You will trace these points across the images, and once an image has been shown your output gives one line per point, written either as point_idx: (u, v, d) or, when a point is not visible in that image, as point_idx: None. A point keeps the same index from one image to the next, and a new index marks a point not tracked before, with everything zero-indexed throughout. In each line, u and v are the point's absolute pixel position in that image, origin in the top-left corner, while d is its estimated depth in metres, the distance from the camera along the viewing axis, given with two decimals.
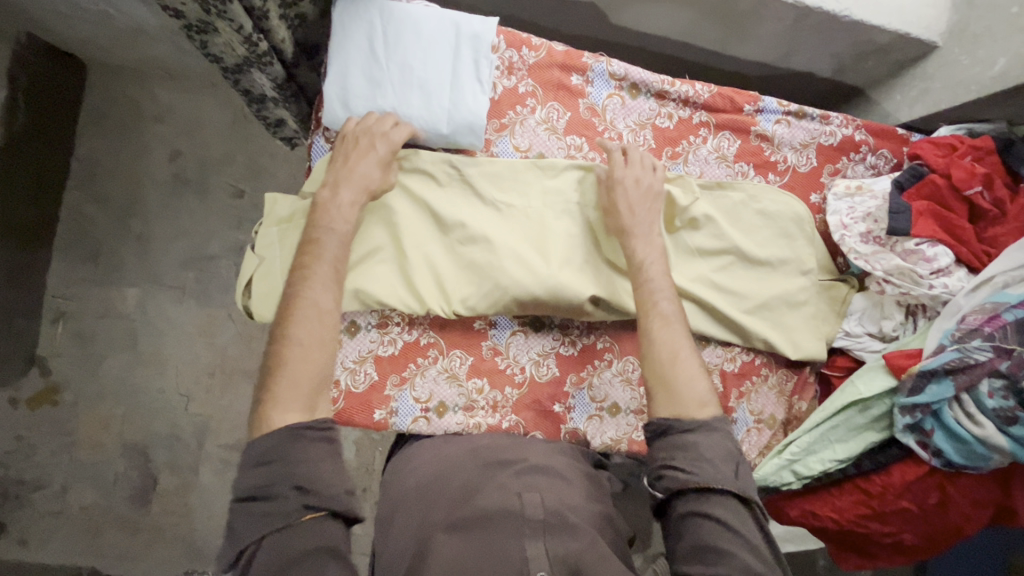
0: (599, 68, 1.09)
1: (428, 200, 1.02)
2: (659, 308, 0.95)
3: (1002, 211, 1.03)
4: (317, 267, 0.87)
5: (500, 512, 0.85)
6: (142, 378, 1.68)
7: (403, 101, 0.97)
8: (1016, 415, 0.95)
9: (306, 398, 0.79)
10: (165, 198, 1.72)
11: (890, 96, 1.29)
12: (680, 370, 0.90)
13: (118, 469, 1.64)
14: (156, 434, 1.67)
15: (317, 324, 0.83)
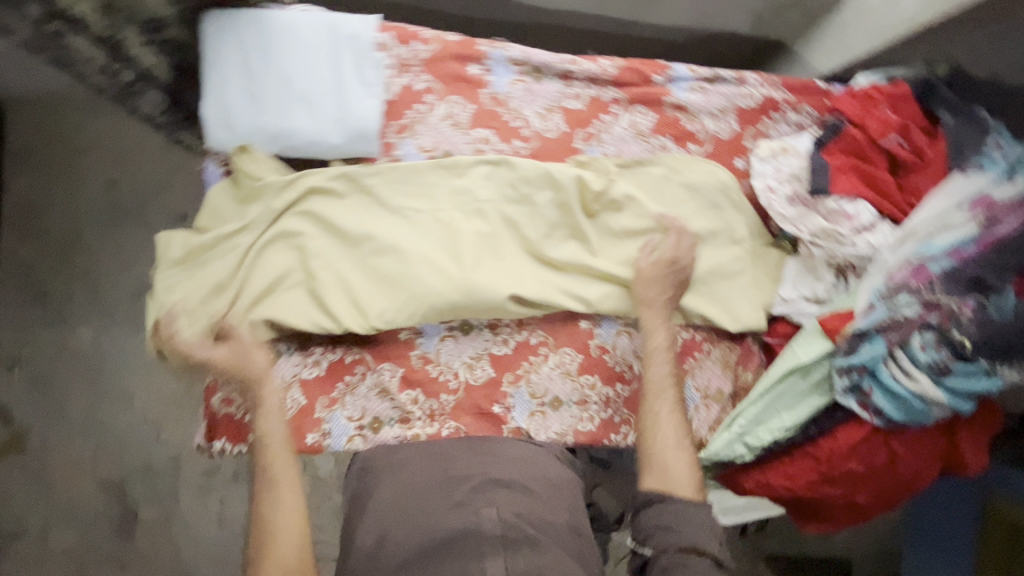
0: (497, 55, 1.05)
1: (332, 214, 0.98)
2: (663, 394, 1.06)
3: (921, 158, 1.02)
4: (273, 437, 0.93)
5: (461, 534, 0.84)
6: (106, 416, 1.63)
7: (288, 115, 0.93)
8: (950, 367, 0.93)
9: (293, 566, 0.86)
10: (103, 231, 1.65)
11: (811, 47, 1.24)
12: (670, 458, 1.03)
13: (96, 507, 1.61)
14: (129, 469, 1.63)
15: (287, 495, 0.92)
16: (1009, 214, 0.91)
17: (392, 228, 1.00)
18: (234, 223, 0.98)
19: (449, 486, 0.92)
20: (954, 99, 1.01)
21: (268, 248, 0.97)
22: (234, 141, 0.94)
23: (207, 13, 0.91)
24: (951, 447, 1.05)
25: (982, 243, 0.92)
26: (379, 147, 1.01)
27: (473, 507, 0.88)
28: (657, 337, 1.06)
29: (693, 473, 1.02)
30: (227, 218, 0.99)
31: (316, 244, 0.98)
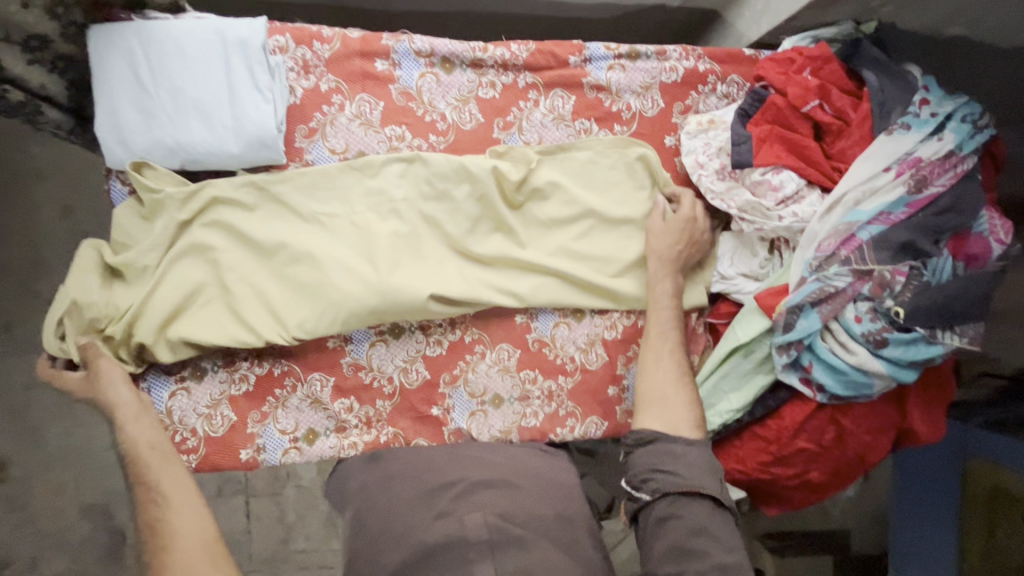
0: (402, 48, 1.02)
1: (243, 226, 0.96)
2: (663, 329, 1.04)
3: (846, 122, 0.97)
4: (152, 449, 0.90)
5: (447, 541, 0.82)
6: (82, 440, 1.56)
7: (182, 127, 0.91)
8: (885, 338, 0.89)
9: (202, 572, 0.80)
10: (63, 255, 1.54)
11: (739, 14, 1.19)
12: (670, 394, 0.98)
13: (81, 533, 1.54)
14: (111, 493, 1.53)
15: (187, 498, 0.87)
16: (936, 176, 0.90)
17: (307, 234, 0.98)
18: (139, 244, 0.96)
19: (432, 492, 0.91)
20: (880, 56, 0.98)
21: (181, 261, 0.95)
22: (132, 159, 0.92)
23: (93, 31, 0.89)
24: (903, 419, 1.01)
25: (912, 206, 0.90)
26: (288, 153, 0.99)
27: (458, 513, 0.86)
28: (660, 284, 1.06)
29: (695, 413, 0.98)
30: (133, 239, 0.97)
31: (225, 258, 0.95)
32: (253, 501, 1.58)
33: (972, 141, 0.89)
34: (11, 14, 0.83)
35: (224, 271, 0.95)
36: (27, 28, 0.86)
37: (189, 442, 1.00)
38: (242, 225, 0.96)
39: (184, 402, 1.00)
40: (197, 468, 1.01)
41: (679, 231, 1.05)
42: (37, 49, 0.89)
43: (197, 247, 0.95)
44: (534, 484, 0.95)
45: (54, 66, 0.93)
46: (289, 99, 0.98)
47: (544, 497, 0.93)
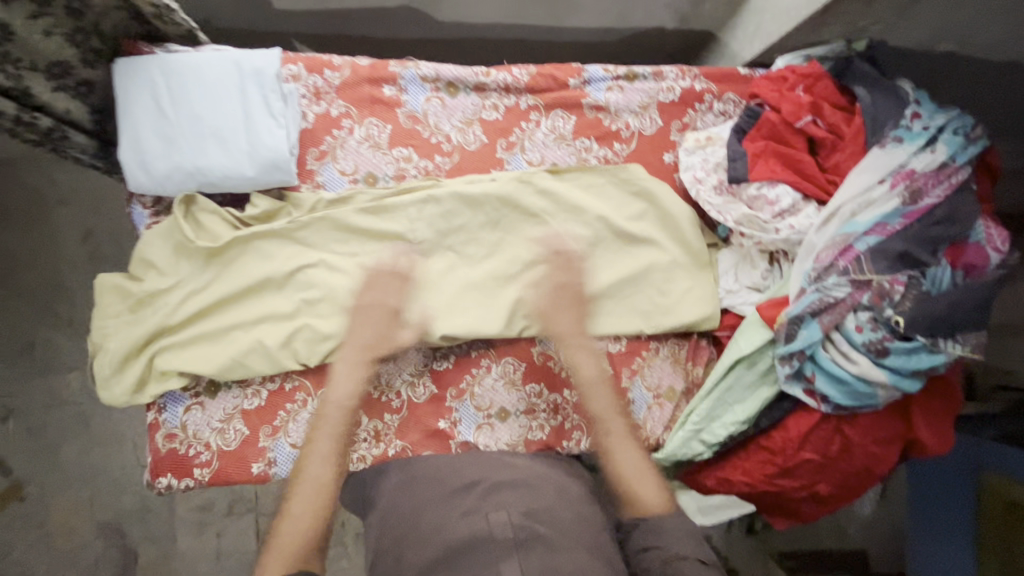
0: (409, 74, 1.06)
1: (270, 255, 1.02)
2: (613, 424, 1.06)
3: (839, 135, 0.99)
4: (319, 438, 1.01)
5: (472, 539, 0.82)
6: (100, 460, 1.60)
7: (201, 152, 0.95)
8: (886, 347, 0.90)
9: (300, 556, 0.97)
10: (83, 278, 1.59)
11: (733, 35, 1.23)
12: (641, 485, 1.02)
13: (96, 550, 1.59)
14: (128, 509, 1.61)
15: (313, 496, 1.01)
16: (931, 187, 0.91)
17: (323, 253, 1.04)
18: (169, 279, 1.00)
19: (451, 492, 0.92)
20: (870, 72, 1.00)
21: (209, 286, 1.01)
22: (153, 182, 0.97)
23: (119, 65, 0.95)
24: (909, 429, 1.00)
25: (907, 217, 0.91)
26: (300, 175, 1.03)
27: (481, 510, 0.87)
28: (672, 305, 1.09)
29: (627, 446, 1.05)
30: (160, 269, 1.01)
31: (243, 282, 1.00)
32: (262, 519, 1.62)
33: (965, 152, 0.92)
34: (36, 42, 0.87)
35: (247, 297, 1.02)
36: (50, 55, 0.90)
37: (202, 456, 1.02)
38: (264, 251, 1.02)
39: (198, 417, 1.03)
40: (211, 480, 1.04)
41: (691, 281, 1.09)
42: (61, 76, 0.94)
43: (223, 274, 1.01)
44: (544, 489, 0.94)
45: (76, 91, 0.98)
46: (301, 123, 1.03)
47: (563, 504, 0.92)
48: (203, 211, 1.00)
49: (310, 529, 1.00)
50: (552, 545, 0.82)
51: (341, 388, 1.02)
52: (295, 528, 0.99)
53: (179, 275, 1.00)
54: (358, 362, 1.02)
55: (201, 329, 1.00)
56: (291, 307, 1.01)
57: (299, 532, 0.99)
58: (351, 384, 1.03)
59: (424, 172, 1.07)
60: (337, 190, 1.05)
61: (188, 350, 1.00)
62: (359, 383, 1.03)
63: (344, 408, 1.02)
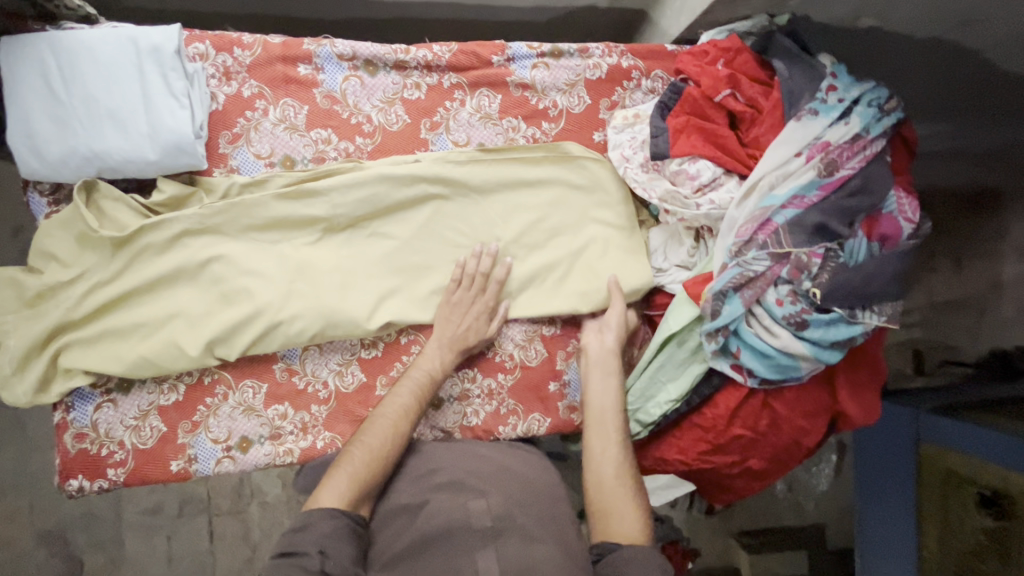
0: (324, 52, 1.02)
1: (181, 243, 0.97)
2: (612, 424, 0.98)
3: (758, 109, 0.99)
4: (405, 388, 0.97)
5: (449, 527, 0.83)
6: (36, 466, 1.52)
7: (96, 135, 0.89)
8: (805, 319, 0.90)
9: (352, 496, 0.86)
10: None
11: (662, 12, 1.22)
12: (621, 504, 0.91)
13: (39, 559, 1.53)
14: (70, 516, 1.54)
15: (384, 447, 0.92)
16: (845, 159, 0.91)
17: (230, 242, 0.99)
18: (72, 270, 0.95)
19: (416, 482, 0.94)
20: (791, 48, 0.99)
21: (115, 278, 0.95)
22: (47, 169, 0.91)
23: (4, 42, 0.89)
24: (834, 401, 1.01)
25: (823, 189, 0.91)
26: (211, 159, 0.99)
27: (461, 497, 0.88)
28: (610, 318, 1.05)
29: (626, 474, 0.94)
30: (62, 261, 0.95)
31: (151, 273, 0.95)
32: (216, 521, 1.58)
33: (878, 124, 0.92)
34: None
35: (157, 287, 0.97)
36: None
37: (116, 456, 0.98)
38: (171, 235, 0.96)
39: (110, 415, 0.99)
40: (126, 481, 0.99)
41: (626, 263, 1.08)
42: None
43: (128, 267, 0.96)
44: (517, 480, 0.94)
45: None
46: (211, 105, 0.99)
47: (533, 497, 0.91)
48: (107, 199, 0.95)
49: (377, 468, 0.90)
50: (530, 537, 0.83)
51: (435, 357, 1.01)
52: (365, 457, 0.90)
53: (82, 265, 0.95)
54: (448, 347, 1.01)
55: (110, 323, 0.96)
56: (206, 299, 0.97)
57: (355, 473, 0.89)
58: (440, 364, 1.01)
59: (344, 154, 1.04)
60: (252, 174, 1.01)
61: (97, 345, 0.95)
62: (445, 362, 1.01)
63: (435, 380, 1.00)
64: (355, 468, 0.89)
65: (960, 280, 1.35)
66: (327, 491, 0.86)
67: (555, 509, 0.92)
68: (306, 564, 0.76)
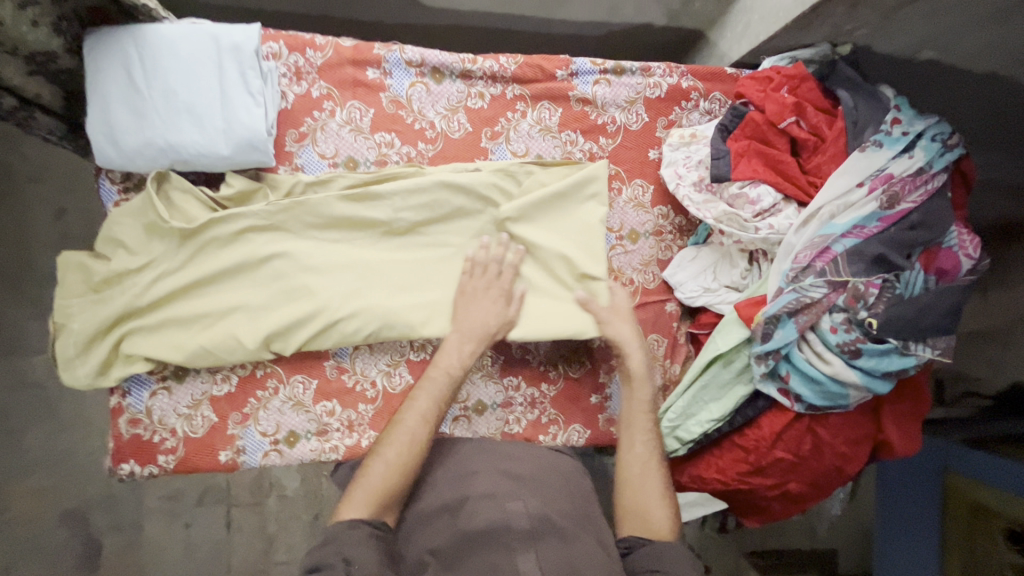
0: (394, 58, 1.04)
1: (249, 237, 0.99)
2: (641, 424, 1.00)
3: (821, 137, 1.00)
4: (420, 395, 0.96)
5: (489, 527, 0.84)
6: (66, 446, 1.54)
7: (173, 129, 0.91)
8: (859, 348, 0.91)
9: (375, 504, 0.88)
10: (51, 256, 1.51)
11: (722, 36, 1.24)
12: (647, 499, 0.95)
13: (60, 538, 1.54)
14: (92, 497, 1.56)
15: (407, 452, 0.91)
16: (907, 192, 0.92)
17: (293, 240, 1.00)
18: (139, 258, 0.96)
19: (456, 481, 0.95)
20: (853, 76, 1.02)
21: (175, 268, 0.97)
22: (124, 158, 0.92)
23: (88, 33, 0.90)
24: (878, 430, 1.02)
25: (884, 221, 0.92)
26: (278, 156, 1.01)
27: (499, 499, 0.89)
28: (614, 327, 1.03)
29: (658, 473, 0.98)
30: (129, 248, 0.97)
31: (214, 265, 0.97)
32: (234, 510, 1.60)
33: (941, 159, 0.93)
34: (23, 34, 0.82)
35: (217, 280, 0.98)
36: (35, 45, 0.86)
37: (168, 443, 1.00)
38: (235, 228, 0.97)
39: (164, 402, 1.00)
40: (176, 468, 1.01)
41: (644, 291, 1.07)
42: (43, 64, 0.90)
43: (191, 259, 0.97)
44: (553, 483, 0.97)
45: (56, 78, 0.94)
46: (281, 103, 1.00)
47: (566, 498, 0.95)
48: (177, 189, 0.97)
49: (401, 480, 0.90)
50: (568, 537, 0.84)
51: (449, 362, 0.98)
52: (388, 471, 0.90)
53: (149, 254, 0.96)
54: (466, 340, 0.99)
55: (171, 313, 0.97)
56: (263, 296, 0.98)
57: (380, 485, 0.89)
58: (457, 359, 0.99)
59: (406, 158, 1.05)
60: (317, 173, 1.03)
61: (158, 333, 0.97)
62: (463, 359, 0.99)
63: (450, 379, 0.98)
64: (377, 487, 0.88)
65: (990, 308, 1.24)
66: (352, 504, 0.87)
67: (585, 513, 0.94)
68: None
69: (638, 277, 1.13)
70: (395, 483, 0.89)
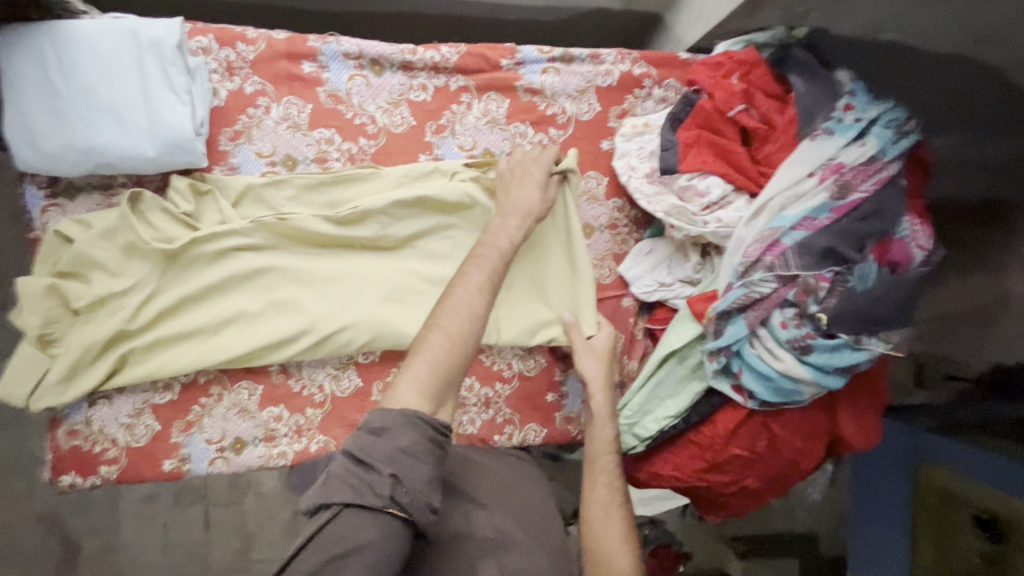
0: (330, 50, 1.00)
1: (176, 241, 0.93)
2: (602, 466, 1.01)
3: (771, 126, 0.97)
4: (474, 267, 0.88)
5: (452, 536, 0.84)
6: (34, 452, 1.51)
7: (94, 131, 0.87)
8: (809, 344, 0.88)
9: (434, 390, 0.76)
10: None
11: (679, 19, 1.20)
12: (610, 544, 0.95)
13: (34, 542, 1.53)
14: (65, 500, 1.54)
15: (467, 329, 0.82)
16: (859, 182, 0.90)
17: (283, 254, 0.98)
18: (123, 280, 0.93)
19: None
20: (808, 61, 0.96)
21: (106, 275, 0.93)
22: (45, 162, 0.89)
23: (1, 32, 0.86)
24: (834, 425, 1.00)
25: (835, 212, 0.89)
26: (211, 156, 0.97)
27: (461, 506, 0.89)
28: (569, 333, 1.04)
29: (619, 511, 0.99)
30: (56, 256, 0.93)
31: (148, 273, 0.94)
32: (212, 510, 1.59)
33: (895, 147, 0.90)
34: None
35: (207, 295, 0.96)
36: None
37: (109, 453, 0.98)
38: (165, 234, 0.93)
39: (105, 412, 0.98)
40: (119, 478, 0.99)
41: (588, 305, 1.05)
42: None
43: (181, 279, 0.95)
44: (513, 494, 0.96)
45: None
46: (213, 101, 0.96)
47: (525, 509, 0.94)
48: (146, 207, 0.94)
49: (457, 364, 0.79)
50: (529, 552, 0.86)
51: (495, 247, 0.92)
52: (446, 354, 0.79)
53: (76, 260, 0.92)
54: (511, 221, 0.95)
55: (100, 323, 0.92)
56: (205, 303, 0.97)
57: (439, 367, 0.77)
58: (505, 237, 0.93)
59: (348, 155, 1.02)
60: (253, 174, 0.99)
61: (154, 356, 0.95)
62: (513, 234, 0.94)
63: (501, 254, 0.91)
64: (432, 365, 0.77)
65: None
66: (410, 388, 0.74)
67: (546, 525, 0.94)
68: (377, 485, 0.65)
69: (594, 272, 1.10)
70: (456, 362, 0.79)
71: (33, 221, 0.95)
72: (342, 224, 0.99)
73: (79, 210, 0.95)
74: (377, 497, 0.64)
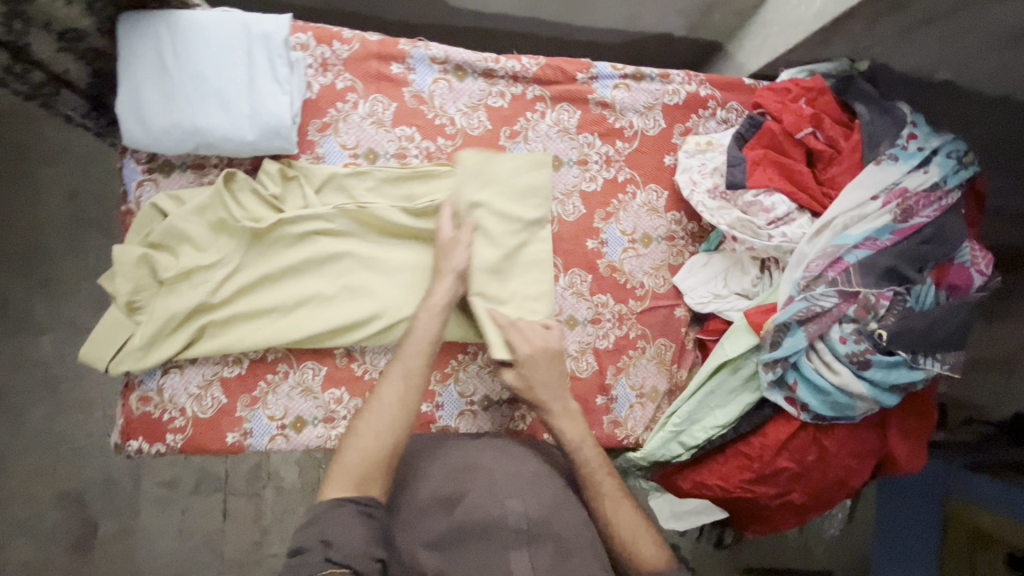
0: (418, 54, 1.06)
1: (263, 221, 0.98)
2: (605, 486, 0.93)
3: (837, 150, 1.02)
4: (397, 358, 0.92)
5: (486, 524, 0.80)
6: (64, 426, 1.52)
7: (200, 113, 0.93)
8: (868, 358, 0.91)
9: (358, 480, 0.83)
10: (63, 239, 1.52)
11: (740, 47, 1.26)
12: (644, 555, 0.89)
13: (54, 520, 1.52)
14: (90, 481, 1.54)
15: (393, 420, 0.87)
16: (921, 207, 0.94)
17: (360, 241, 1.03)
18: (208, 255, 0.98)
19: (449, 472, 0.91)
20: (870, 92, 1.02)
21: (194, 250, 0.98)
22: (149, 139, 0.94)
23: (123, 16, 0.92)
24: (883, 444, 1.02)
25: (897, 234, 0.93)
26: (301, 145, 1.02)
27: None
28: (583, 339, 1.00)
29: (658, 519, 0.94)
30: (147, 228, 0.98)
31: (233, 250, 0.98)
32: (230, 501, 1.59)
33: (956, 175, 0.95)
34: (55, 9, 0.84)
35: (286, 275, 1.01)
36: (66, 21, 0.88)
37: (176, 422, 1.00)
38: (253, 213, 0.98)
39: (176, 381, 1.01)
40: (183, 447, 1.02)
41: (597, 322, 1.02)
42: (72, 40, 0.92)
43: (263, 257, 1.00)
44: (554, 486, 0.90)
45: (84, 56, 0.97)
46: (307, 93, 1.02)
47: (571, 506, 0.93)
48: (239, 187, 0.99)
49: (384, 457, 0.85)
50: None
51: (423, 327, 0.95)
52: (363, 450, 0.84)
53: (166, 233, 0.96)
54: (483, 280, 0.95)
55: (184, 294, 0.97)
56: (281, 283, 1.01)
57: (359, 461, 0.84)
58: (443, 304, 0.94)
59: (425, 153, 1.07)
60: (337, 163, 1.04)
61: (229, 330, 0.99)
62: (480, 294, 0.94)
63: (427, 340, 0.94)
64: (357, 460, 0.84)
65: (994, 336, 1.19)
66: (334, 480, 0.82)
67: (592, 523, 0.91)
68: (312, 557, 0.74)
69: (650, 281, 1.13)
70: (385, 450, 0.85)
71: (127, 194, 1.00)
72: (419, 216, 1.03)
73: (171, 186, 1.00)
74: (316, 565, 0.73)
